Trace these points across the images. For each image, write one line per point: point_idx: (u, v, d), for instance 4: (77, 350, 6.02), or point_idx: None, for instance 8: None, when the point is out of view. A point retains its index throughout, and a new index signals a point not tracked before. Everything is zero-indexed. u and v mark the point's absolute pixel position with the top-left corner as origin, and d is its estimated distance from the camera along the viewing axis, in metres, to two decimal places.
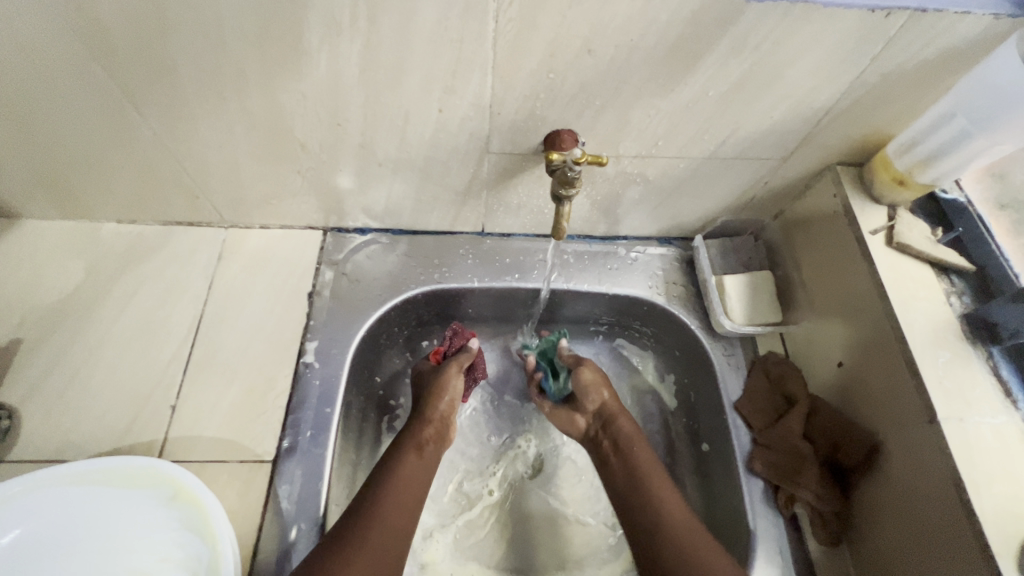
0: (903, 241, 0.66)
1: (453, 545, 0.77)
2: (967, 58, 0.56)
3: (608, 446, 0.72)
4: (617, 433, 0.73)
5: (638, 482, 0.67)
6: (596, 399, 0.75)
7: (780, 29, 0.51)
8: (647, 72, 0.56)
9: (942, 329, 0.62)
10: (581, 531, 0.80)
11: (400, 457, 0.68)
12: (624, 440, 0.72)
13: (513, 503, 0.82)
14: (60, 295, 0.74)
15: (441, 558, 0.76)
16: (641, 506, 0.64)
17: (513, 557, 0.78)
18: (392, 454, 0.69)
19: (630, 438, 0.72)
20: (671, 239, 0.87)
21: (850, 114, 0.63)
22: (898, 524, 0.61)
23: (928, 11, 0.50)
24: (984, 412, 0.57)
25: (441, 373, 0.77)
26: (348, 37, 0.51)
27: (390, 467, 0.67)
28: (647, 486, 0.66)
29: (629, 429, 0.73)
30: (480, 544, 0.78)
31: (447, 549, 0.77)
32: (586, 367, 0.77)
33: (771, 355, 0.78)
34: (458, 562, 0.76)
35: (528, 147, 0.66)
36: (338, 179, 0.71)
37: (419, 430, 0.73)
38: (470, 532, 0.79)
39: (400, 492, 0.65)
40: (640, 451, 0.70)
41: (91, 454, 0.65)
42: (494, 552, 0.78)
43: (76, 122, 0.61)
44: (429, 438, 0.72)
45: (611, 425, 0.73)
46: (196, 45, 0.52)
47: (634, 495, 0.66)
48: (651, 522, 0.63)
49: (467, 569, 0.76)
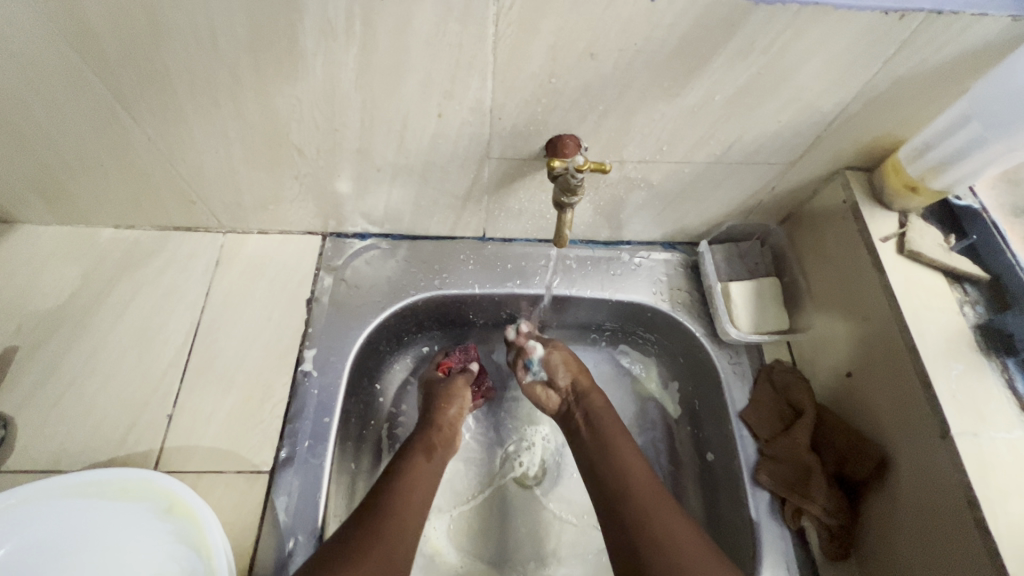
0: (914, 249, 0.64)
1: (457, 537, 0.77)
2: (983, 60, 0.54)
3: (578, 420, 0.74)
4: (588, 407, 0.75)
5: (606, 452, 0.69)
6: (567, 374, 0.78)
7: (789, 32, 0.50)
8: (651, 76, 0.54)
9: (955, 339, 0.60)
10: (585, 529, 0.79)
11: (411, 460, 0.68)
12: (594, 413, 0.74)
13: (518, 497, 0.81)
14: (56, 301, 0.73)
15: (446, 549, 0.76)
16: (607, 474, 0.67)
17: (516, 553, 0.77)
18: (402, 458, 0.69)
19: (600, 411, 0.74)
20: (676, 244, 0.85)
21: (860, 118, 0.61)
22: (908, 539, 0.59)
23: (943, 12, 0.48)
24: (999, 426, 0.55)
25: (450, 382, 0.79)
26: (344, 41, 0.50)
27: (401, 470, 0.67)
28: (615, 456, 0.68)
29: (599, 403, 0.75)
30: (485, 536, 0.78)
31: (453, 540, 0.77)
32: (554, 350, 0.80)
33: (777, 364, 0.77)
34: (462, 554, 0.76)
35: (530, 152, 0.64)
36: (337, 184, 0.70)
37: (432, 433, 0.73)
38: (477, 522, 0.79)
39: (409, 492, 0.65)
40: (609, 423, 0.72)
41: (87, 464, 0.64)
42: (497, 547, 0.78)
43: (70, 128, 0.60)
44: (439, 442, 0.73)
45: (582, 400, 0.75)
46: (188, 49, 0.51)
47: (601, 464, 0.68)
48: (617, 488, 0.65)
49: (473, 560, 0.76)
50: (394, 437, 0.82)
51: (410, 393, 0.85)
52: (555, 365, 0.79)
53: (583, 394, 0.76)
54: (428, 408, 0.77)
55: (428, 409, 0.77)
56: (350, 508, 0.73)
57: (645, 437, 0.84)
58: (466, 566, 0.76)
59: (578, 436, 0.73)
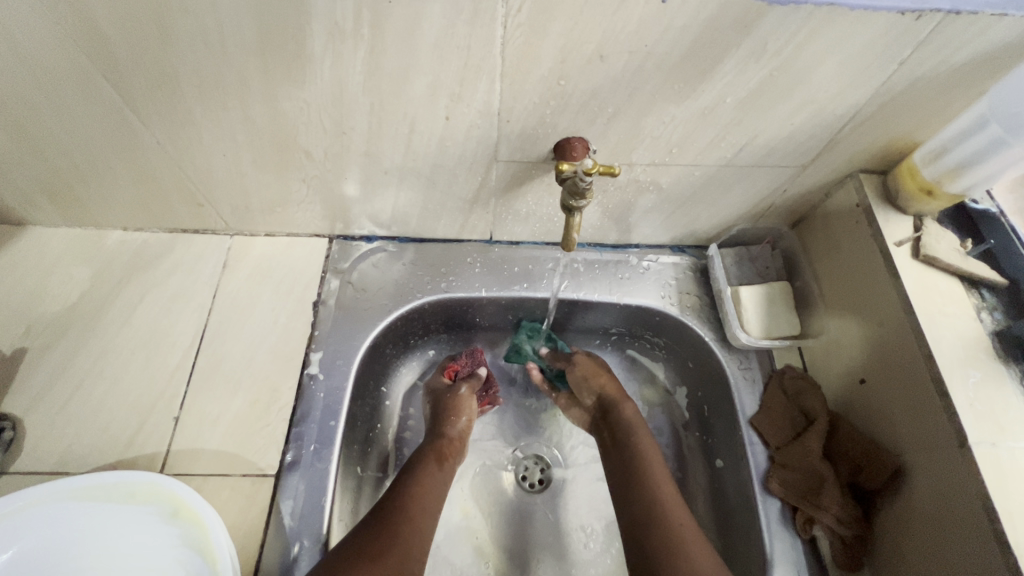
0: (930, 254, 0.63)
1: (484, 503, 0.80)
2: (1002, 62, 0.53)
3: (607, 431, 0.75)
4: (618, 418, 0.75)
5: (632, 464, 0.69)
6: (591, 391, 0.78)
7: (803, 33, 0.49)
8: (662, 79, 0.53)
9: (972, 346, 0.59)
10: (593, 533, 0.78)
11: (424, 467, 0.68)
12: (626, 425, 0.73)
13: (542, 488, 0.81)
14: (66, 303, 0.73)
15: (472, 514, 0.79)
16: (634, 483, 0.67)
17: (534, 533, 0.78)
18: (412, 465, 0.69)
19: (631, 421, 0.74)
20: (685, 247, 0.84)
21: (875, 121, 0.60)
22: (923, 550, 0.58)
23: (962, 13, 0.47)
24: (1018, 435, 0.54)
25: (458, 391, 0.78)
26: (353, 44, 0.50)
27: (414, 477, 0.67)
28: (642, 463, 0.68)
29: (630, 414, 0.75)
30: (507, 512, 0.79)
31: (479, 508, 0.79)
32: (578, 363, 0.80)
33: (789, 370, 0.75)
34: (488, 522, 0.78)
35: (538, 155, 0.64)
36: (344, 187, 0.70)
37: (444, 441, 0.73)
38: (502, 495, 0.80)
39: (420, 497, 0.64)
40: (640, 433, 0.72)
41: (93, 466, 0.64)
42: (516, 525, 0.79)
43: (79, 130, 0.60)
44: (451, 448, 0.73)
45: (613, 411, 0.75)
46: (196, 52, 0.50)
47: (628, 471, 0.69)
48: (644, 499, 0.64)
49: (494, 530, 0.78)
50: (402, 441, 0.82)
51: (416, 397, 0.85)
52: (586, 377, 0.79)
53: (620, 405, 0.76)
54: (437, 415, 0.76)
55: (437, 418, 0.76)
56: (355, 513, 0.72)
57: None
58: (488, 534, 0.78)
59: (608, 450, 0.74)
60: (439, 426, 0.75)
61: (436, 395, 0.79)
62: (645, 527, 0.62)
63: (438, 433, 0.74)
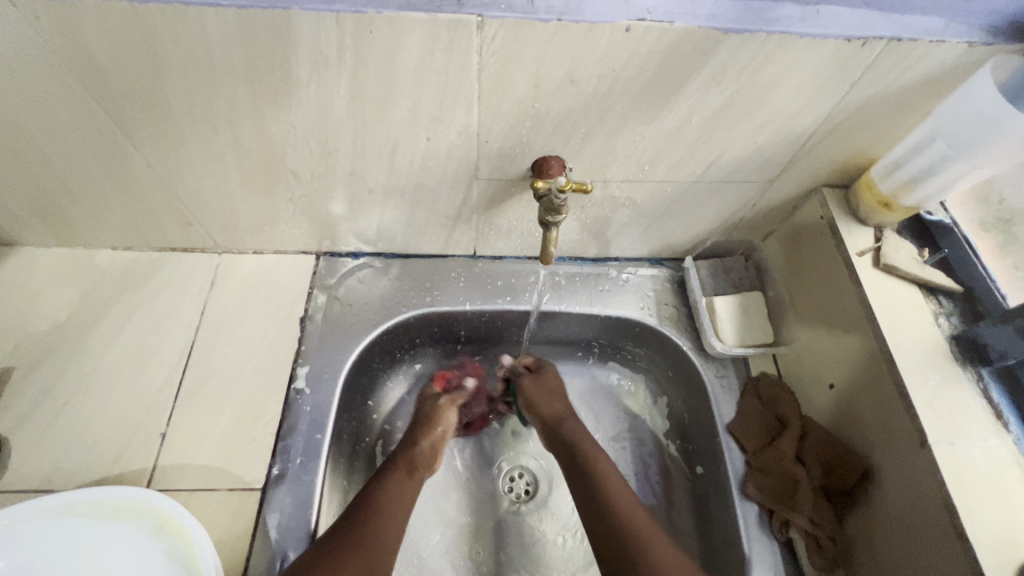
0: (889, 263, 0.66)
1: (479, 488, 0.83)
2: (945, 84, 0.57)
3: (560, 450, 0.74)
4: (568, 436, 0.74)
5: (585, 474, 0.69)
6: (542, 411, 0.77)
7: (759, 59, 0.53)
8: (630, 101, 0.57)
9: (930, 350, 0.62)
10: (578, 531, 0.81)
11: (395, 476, 0.69)
12: (575, 441, 0.73)
13: (536, 478, 0.84)
14: (54, 322, 0.74)
15: (466, 500, 0.81)
16: (594, 498, 0.67)
17: (525, 522, 0.81)
18: (384, 471, 0.70)
19: (579, 438, 0.73)
20: (662, 260, 0.87)
21: (833, 139, 0.64)
22: (892, 550, 0.60)
23: (903, 40, 0.51)
24: (974, 434, 0.57)
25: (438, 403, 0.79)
26: (336, 70, 0.53)
27: (385, 485, 0.67)
28: (597, 472, 0.69)
29: (577, 431, 0.74)
30: (499, 500, 0.82)
31: (473, 494, 0.82)
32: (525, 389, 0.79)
33: (764, 377, 0.78)
34: (481, 507, 0.81)
35: (516, 173, 0.66)
36: (330, 206, 0.72)
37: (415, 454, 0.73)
38: (497, 483, 0.84)
39: (387, 507, 0.65)
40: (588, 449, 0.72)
41: (79, 483, 0.65)
42: (508, 513, 0.81)
43: (70, 153, 0.62)
44: (424, 460, 0.74)
45: (559, 428, 0.75)
46: (186, 78, 0.53)
47: (586, 483, 0.68)
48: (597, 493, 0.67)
49: (487, 515, 0.81)
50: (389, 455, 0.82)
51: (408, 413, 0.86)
52: (536, 398, 0.78)
53: (569, 422, 0.75)
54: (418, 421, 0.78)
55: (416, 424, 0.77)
56: None
57: (633, 452, 0.85)
58: (480, 519, 0.80)
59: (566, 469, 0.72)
60: (411, 437, 0.75)
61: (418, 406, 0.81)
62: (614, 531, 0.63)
63: (409, 445, 0.74)
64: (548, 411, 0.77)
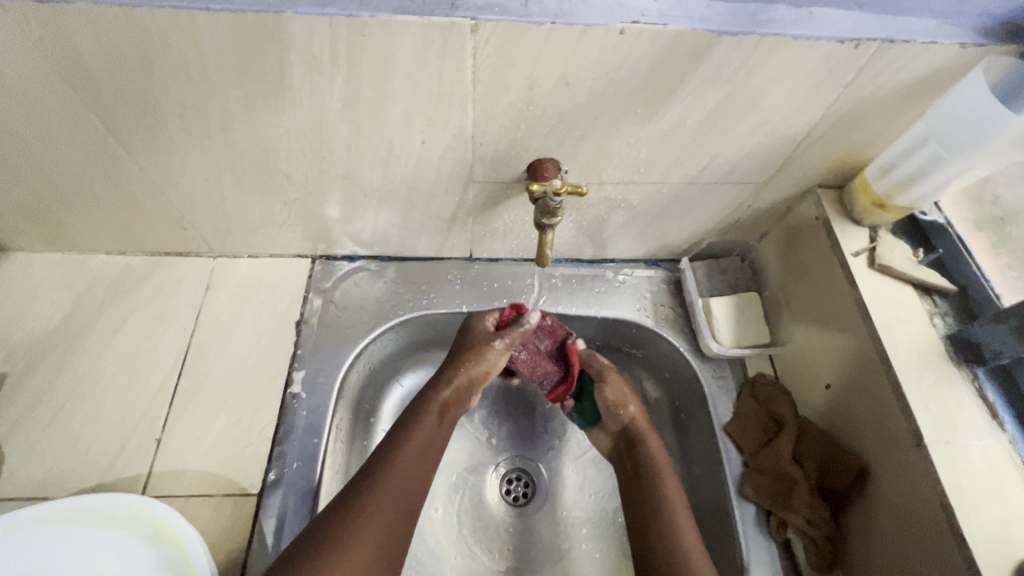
0: (884, 263, 0.67)
1: (475, 493, 0.82)
2: (938, 85, 0.57)
3: (631, 465, 0.72)
4: (644, 454, 0.72)
5: (652, 485, 0.68)
6: (623, 416, 0.75)
7: (752, 61, 0.53)
8: (624, 103, 0.57)
9: (925, 350, 0.62)
10: (576, 533, 0.81)
11: (424, 424, 0.67)
12: (651, 463, 0.70)
13: (536, 482, 0.84)
14: (47, 328, 0.74)
15: (463, 503, 0.81)
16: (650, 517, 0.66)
17: (523, 526, 0.81)
18: (415, 411, 0.68)
19: (655, 460, 0.71)
20: (659, 261, 0.87)
21: (827, 139, 0.64)
22: (889, 548, 0.60)
23: (895, 42, 0.52)
24: (970, 434, 0.57)
25: (492, 340, 0.72)
26: (330, 74, 0.52)
27: (413, 433, 0.66)
28: (660, 489, 0.68)
29: (656, 452, 0.72)
30: (496, 504, 0.82)
31: (471, 498, 0.82)
32: (609, 386, 0.75)
33: (760, 377, 0.78)
34: (478, 513, 0.81)
35: (511, 176, 0.66)
36: (325, 209, 0.72)
37: (448, 398, 0.70)
38: (495, 486, 0.83)
39: (411, 467, 0.64)
40: (665, 472, 0.70)
41: (73, 490, 0.64)
42: (505, 517, 0.81)
43: (63, 157, 0.61)
44: (453, 402, 0.71)
45: (637, 445, 0.73)
46: (179, 81, 0.53)
47: (645, 498, 0.68)
48: (654, 508, 0.66)
49: (484, 520, 0.81)
50: None
51: None
52: (614, 402, 0.75)
53: (650, 440, 0.73)
54: (459, 352, 0.73)
55: (457, 355, 0.72)
56: None
57: None
58: (477, 523, 0.80)
59: (630, 485, 0.71)
60: (454, 368, 0.71)
61: (470, 331, 0.74)
62: (654, 544, 0.63)
63: (447, 376, 0.71)
64: (632, 422, 0.74)
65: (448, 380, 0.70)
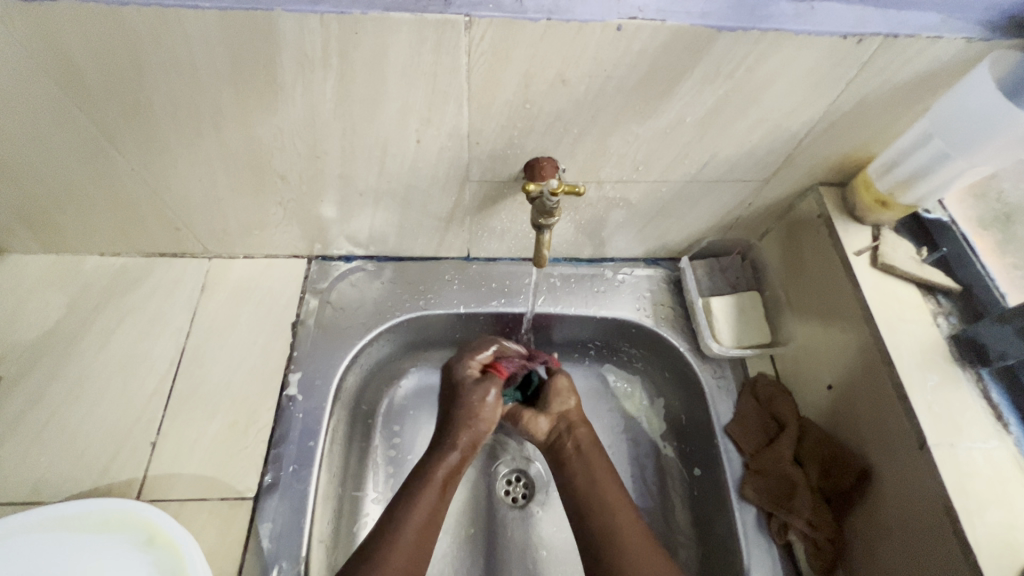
0: (887, 262, 0.66)
1: (473, 493, 0.81)
2: (942, 81, 0.56)
3: (568, 450, 0.72)
4: (577, 439, 0.73)
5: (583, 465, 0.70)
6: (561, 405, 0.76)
7: (753, 57, 0.52)
8: (622, 100, 0.56)
9: (929, 351, 0.61)
10: None
11: (426, 496, 0.65)
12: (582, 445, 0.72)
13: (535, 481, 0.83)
14: (41, 330, 0.73)
15: (461, 503, 0.80)
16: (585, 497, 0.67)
17: (520, 526, 0.79)
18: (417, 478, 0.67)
19: (591, 446, 0.72)
20: (658, 260, 0.87)
21: (829, 136, 0.63)
22: (893, 552, 0.59)
23: (899, 37, 0.50)
24: (974, 436, 0.56)
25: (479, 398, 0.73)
26: (322, 72, 0.52)
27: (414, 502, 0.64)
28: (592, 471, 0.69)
29: (588, 437, 0.73)
30: (494, 504, 0.81)
31: (469, 498, 0.81)
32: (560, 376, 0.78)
33: (761, 378, 0.77)
34: (475, 514, 0.80)
35: (509, 175, 0.65)
36: (320, 209, 0.71)
37: (452, 466, 0.70)
38: (493, 486, 0.82)
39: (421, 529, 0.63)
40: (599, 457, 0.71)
41: (68, 495, 0.64)
42: (502, 517, 0.80)
43: (53, 158, 0.61)
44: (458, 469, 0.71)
45: (571, 432, 0.74)
46: (170, 81, 0.52)
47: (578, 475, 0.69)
48: (586, 489, 0.67)
49: (481, 520, 0.79)
50: (391, 460, 0.81)
51: (410, 417, 0.84)
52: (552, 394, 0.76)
53: (579, 427, 0.74)
54: (454, 417, 0.73)
55: (450, 422, 0.73)
56: (333, 547, 0.70)
57: (630, 454, 0.84)
58: (474, 523, 0.79)
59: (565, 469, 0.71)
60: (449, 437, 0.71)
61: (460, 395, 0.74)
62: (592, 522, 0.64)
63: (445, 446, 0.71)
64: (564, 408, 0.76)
65: (447, 448, 0.71)
